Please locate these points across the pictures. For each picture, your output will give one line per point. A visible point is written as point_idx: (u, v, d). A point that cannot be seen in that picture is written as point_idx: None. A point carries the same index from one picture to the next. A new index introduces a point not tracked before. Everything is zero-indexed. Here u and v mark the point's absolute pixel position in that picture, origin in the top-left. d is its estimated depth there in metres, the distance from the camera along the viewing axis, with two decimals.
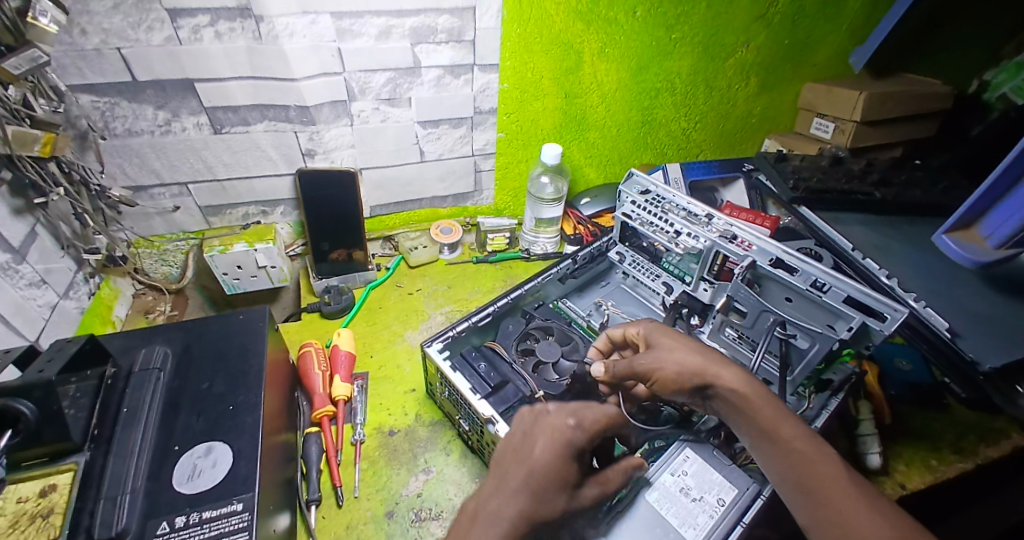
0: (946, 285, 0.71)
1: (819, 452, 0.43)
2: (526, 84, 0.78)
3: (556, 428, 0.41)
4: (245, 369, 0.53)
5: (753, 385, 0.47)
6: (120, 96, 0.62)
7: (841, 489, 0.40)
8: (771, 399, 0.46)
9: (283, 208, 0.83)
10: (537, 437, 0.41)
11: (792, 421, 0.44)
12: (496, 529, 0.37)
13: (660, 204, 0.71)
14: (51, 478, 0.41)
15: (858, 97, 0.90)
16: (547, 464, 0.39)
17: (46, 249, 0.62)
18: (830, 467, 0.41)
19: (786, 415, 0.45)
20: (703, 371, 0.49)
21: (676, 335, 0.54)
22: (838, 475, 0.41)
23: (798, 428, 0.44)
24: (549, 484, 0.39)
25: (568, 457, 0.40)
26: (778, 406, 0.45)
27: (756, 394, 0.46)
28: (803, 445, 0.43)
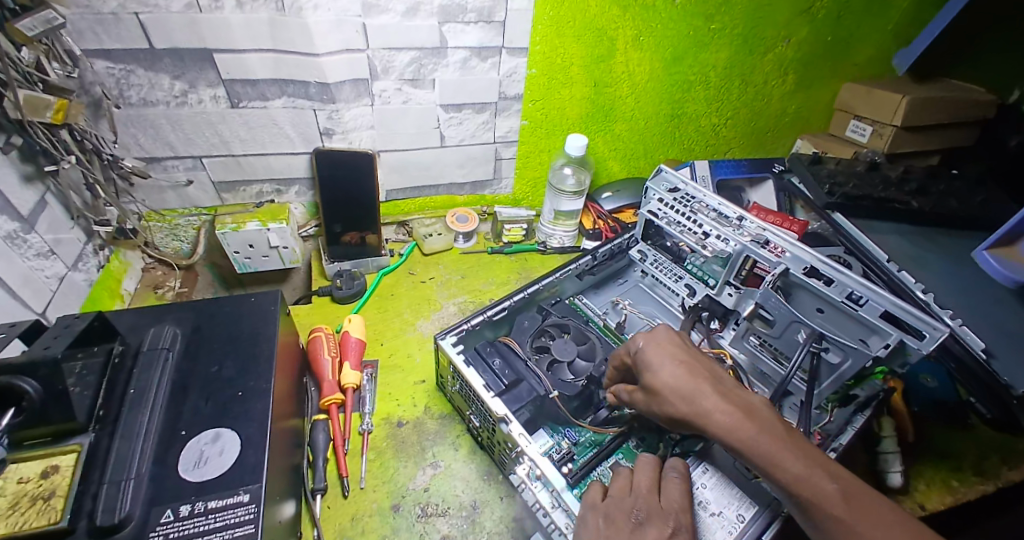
0: (983, 303, 0.67)
1: (822, 489, 0.40)
2: (554, 70, 0.75)
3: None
4: (255, 353, 0.52)
5: (741, 423, 0.44)
6: (136, 64, 0.60)
7: (848, 532, 0.38)
8: (764, 435, 0.43)
9: (298, 188, 0.81)
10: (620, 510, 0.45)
11: (788, 458, 0.41)
12: None
13: (689, 204, 0.69)
14: (55, 458, 0.40)
15: (899, 100, 0.85)
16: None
17: (56, 220, 0.61)
18: (835, 506, 0.39)
19: (780, 453, 0.42)
20: (689, 414, 0.46)
21: (665, 360, 0.50)
22: (842, 515, 0.39)
23: (796, 465, 0.41)
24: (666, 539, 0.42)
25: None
26: (772, 444, 0.42)
27: (745, 434, 0.43)
28: (801, 487, 0.40)
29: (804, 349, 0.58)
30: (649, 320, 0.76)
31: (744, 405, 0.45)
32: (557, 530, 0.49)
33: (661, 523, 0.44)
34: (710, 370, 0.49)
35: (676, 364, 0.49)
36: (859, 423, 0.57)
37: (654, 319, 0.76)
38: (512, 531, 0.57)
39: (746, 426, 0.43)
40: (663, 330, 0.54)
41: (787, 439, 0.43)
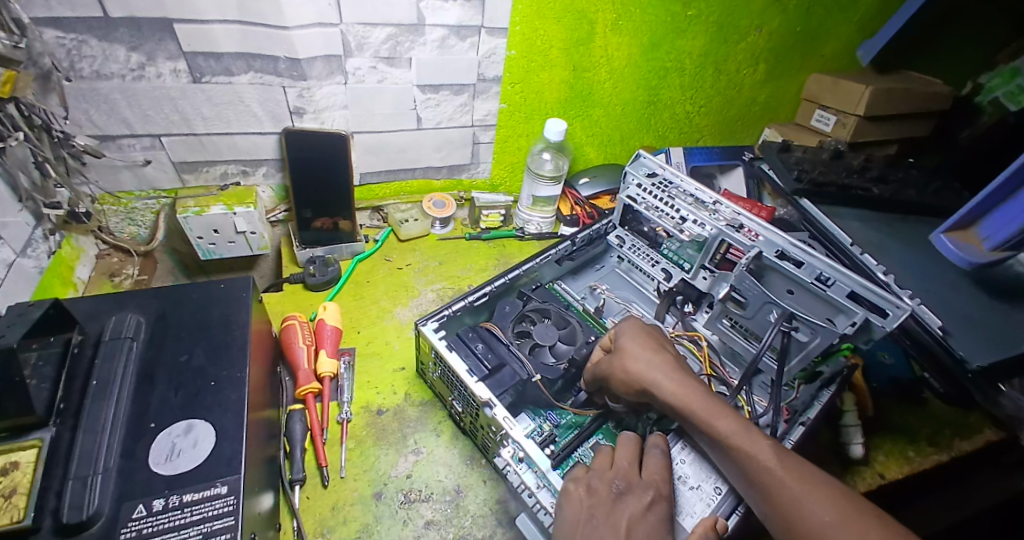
0: (935, 285, 0.72)
1: (756, 444, 0.45)
2: (534, 52, 0.74)
3: (643, 518, 0.43)
4: (228, 341, 0.49)
5: (690, 388, 0.49)
6: (89, 33, 0.55)
7: (778, 481, 0.42)
8: (709, 400, 0.48)
9: (265, 169, 0.77)
10: (596, 485, 0.46)
11: (727, 417, 0.47)
12: None
13: (667, 189, 0.70)
14: (13, 455, 0.37)
15: (863, 91, 0.90)
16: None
17: (3, 201, 0.55)
18: (767, 459, 0.44)
19: (721, 412, 0.47)
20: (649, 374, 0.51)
21: (632, 334, 0.56)
22: (773, 466, 0.43)
23: (735, 428, 0.46)
24: (635, 515, 0.43)
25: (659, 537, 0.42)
26: (713, 406, 0.48)
27: (694, 394, 0.49)
28: (739, 441, 0.45)
29: (776, 329, 0.61)
30: (625, 304, 0.77)
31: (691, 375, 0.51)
32: (542, 509, 0.50)
33: (641, 492, 0.45)
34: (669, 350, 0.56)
35: (637, 340, 0.55)
36: (824, 399, 0.61)
37: (630, 303, 0.77)
38: (496, 513, 0.57)
39: (695, 388, 0.49)
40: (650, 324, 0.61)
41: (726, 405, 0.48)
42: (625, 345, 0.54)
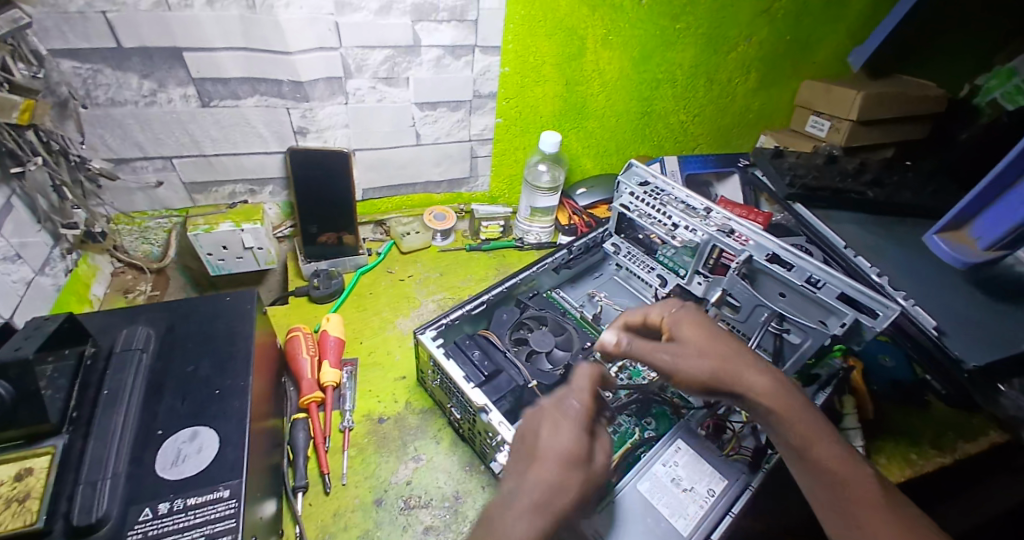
0: (932, 286, 0.72)
1: (856, 472, 0.41)
2: (528, 68, 0.77)
3: (559, 425, 0.40)
4: (232, 352, 0.52)
5: (791, 398, 0.44)
6: (103, 62, 0.59)
7: (873, 512, 0.39)
8: (807, 414, 0.44)
9: (272, 188, 0.80)
10: (530, 413, 0.44)
11: (825, 441, 0.43)
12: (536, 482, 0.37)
13: (658, 197, 0.71)
14: (28, 461, 0.39)
15: (854, 97, 0.91)
16: (557, 449, 0.39)
17: (21, 222, 0.59)
18: (864, 489, 0.41)
19: (820, 435, 0.43)
20: (732, 377, 0.45)
21: (705, 327, 0.49)
22: (869, 497, 0.40)
23: (832, 450, 0.42)
24: (552, 423, 0.41)
25: (568, 429, 0.40)
26: (811, 421, 0.43)
27: (794, 409, 0.44)
28: (837, 467, 0.42)
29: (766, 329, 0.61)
30: (624, 311, 0.77)
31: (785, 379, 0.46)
32: None
33: (562, 401, 0.42)
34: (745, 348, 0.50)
35: (714, 334, 0.48)
36: (821, 401, 0.61)
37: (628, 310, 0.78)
38: None
39: (794, 400, 0.44)
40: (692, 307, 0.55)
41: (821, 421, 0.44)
42: (694, 338, 0.48)
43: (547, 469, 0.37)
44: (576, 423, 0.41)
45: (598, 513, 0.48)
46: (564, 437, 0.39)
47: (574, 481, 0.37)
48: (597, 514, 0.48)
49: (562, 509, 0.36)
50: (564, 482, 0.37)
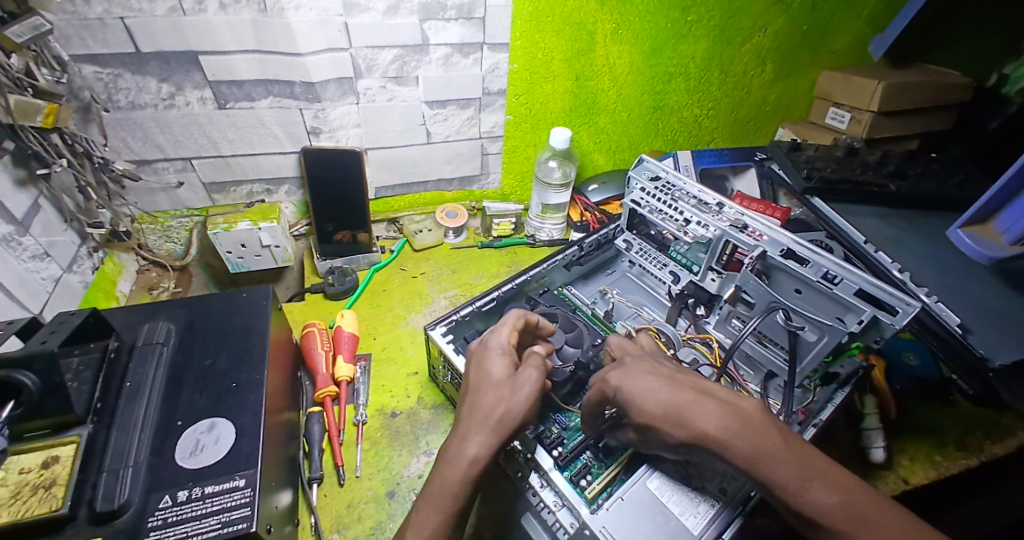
0: (955, 280, 0.70)
1: (829, 501, 0.38)
2: (536, 65, 0.76)
3: (493, 380, 0.47)
4: (248, 347, 0.53)
5: (747, 445, 0.40)
6: (123, 67, 0.61)
7: None
8: (766, 454, 0.39)
9: (287, 187, 0.82)
10: (473, 369, 0.50)
11: (786, 475, 0.39)
12: (475, 426, 0.44)
13: (670, 192, 0.70)
14: (55, 449, 0.41)
15: (876, 86, 0.88)
16: (484, 380, 0.48)
17: (49, 222, 0.62)
18: (838, 520, 0.38)
19: (780, 471, 0.39)
20: (701, 447, 0.42)
21: (648, 383, 0.45)
22: (844, 528, 0.37)
23: (794, 483, 0.39)
24: (486, 381, 0.47)
25: (491, 360, 0.49)
26: (770, 459, 0.39)
27: (747, 452, 0.40)
28: (803, 502, 0.39)
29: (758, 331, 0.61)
30: (637, 308, 0.77)
31: (732, 414, 0.41)
32: (546, 508, 0.50)
33: (496, 359, 0.49)
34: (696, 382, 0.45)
35: (658, 391, 0.44)
36: (840, 399, 0.59)
37: (641, 307, 0.77)
38: None
39: (753, 445, 0.40)
40: (633, 360, 0.50)
41: (784, 449, 0.40)
42: (653, 417, 0.43)
43: (478, 395, 0.47)
44: (497, 355, 0.49)
45: (606, 509, 0.48)
46: (488, 369, 0.48)
47: (500, 395, 0.46)
48: (605, 510, 0.48)
49: (502, 421, 0.44)
50: (497, 401, 0.45)
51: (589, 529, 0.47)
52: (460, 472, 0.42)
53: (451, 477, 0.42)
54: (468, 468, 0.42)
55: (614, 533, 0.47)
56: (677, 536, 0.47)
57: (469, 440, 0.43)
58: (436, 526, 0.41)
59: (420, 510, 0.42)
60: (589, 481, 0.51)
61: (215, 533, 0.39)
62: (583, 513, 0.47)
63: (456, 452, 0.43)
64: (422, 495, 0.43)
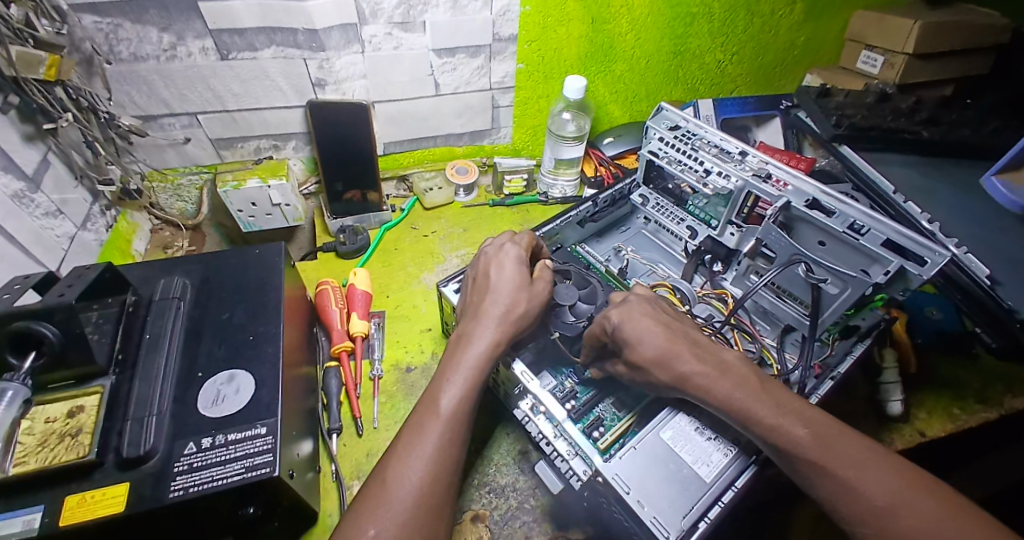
0: (988, 233, 0.67)
1: (798, 431, 0.42)
2: (551, 7, 0.72)
3: (515, 280, 0.52)
4: (264, 302, 0.53)
5: (726, 385, 0.45)
6: (123, 16, 0.59)
7: (823, 471, 0.39)
8: (743, 394, 0.44)
9: (295, 143, 0.80)
10: (485, 268, 0.54)
11: (760, 409, 0.43)
12: (495, 315, 0.49)
13: (691, 141, 0.67)
14: (79, 400, 0.43)
15: (912, 26, 0.81)
16: (505, 280, 0.52)
17: (60, 179, 0.62)
18: (806, 449, 0.41)
19: (755, 406, 0.44)
20: (687, 390, 0.47)
21: (647, 322, 0.50)
22: (814, 456, 0.40)
23: (770, 415, 0.43)
24: (507, 281, 0.52)
25: (511, 264, 0.53)
26: (749, 397, 0.44)
27: (725, 388, 0.45)
28: (776, 435, 0.42)
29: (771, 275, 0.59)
30: (652, 265, 0.75)
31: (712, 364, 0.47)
32: (559, 456, 0.49)
33: (515, 264, 0.53)
34: (687, 333, 0.51)
35: (656, 335, 0.49)
36: (858, 352, 0.58)
37: (656, 264, 0.76)
38: (519, 460, 0.60)
39: (733, 387, 0.45)
40: (635, 302, 0.53)
41: (762, 390, 0.45)
42: (646, 358, 0.48)
43: (502, 291, 0.51)
44: (517, 261, 0.54)
45: (619, 458, 0.47)
46: (507, 271, 0.53)
47: (523, 296, 0.51)
48: (618, 458, 0.47)
49: (520, 316, 0.50)
50: (517, 300, 0.51)
51: (602, 476, 0.46)
52: (482, 348, 0.47)
53: (476, 350, 0.47)
54: (489, 346, 0.47)
55: (627, 479, 0.46)
56: (689, 483, 0.46)
57: (490, 325, 0.48)
58: (467, 391, 0.44)
59: (448, 379, 0.45)
60: (601, 432, 0.52)
61: (239, 478, 0.40)
62: (596, 461, 0.47)
63: (474, 332, 0.48)
64: (444, 368, 0.46)
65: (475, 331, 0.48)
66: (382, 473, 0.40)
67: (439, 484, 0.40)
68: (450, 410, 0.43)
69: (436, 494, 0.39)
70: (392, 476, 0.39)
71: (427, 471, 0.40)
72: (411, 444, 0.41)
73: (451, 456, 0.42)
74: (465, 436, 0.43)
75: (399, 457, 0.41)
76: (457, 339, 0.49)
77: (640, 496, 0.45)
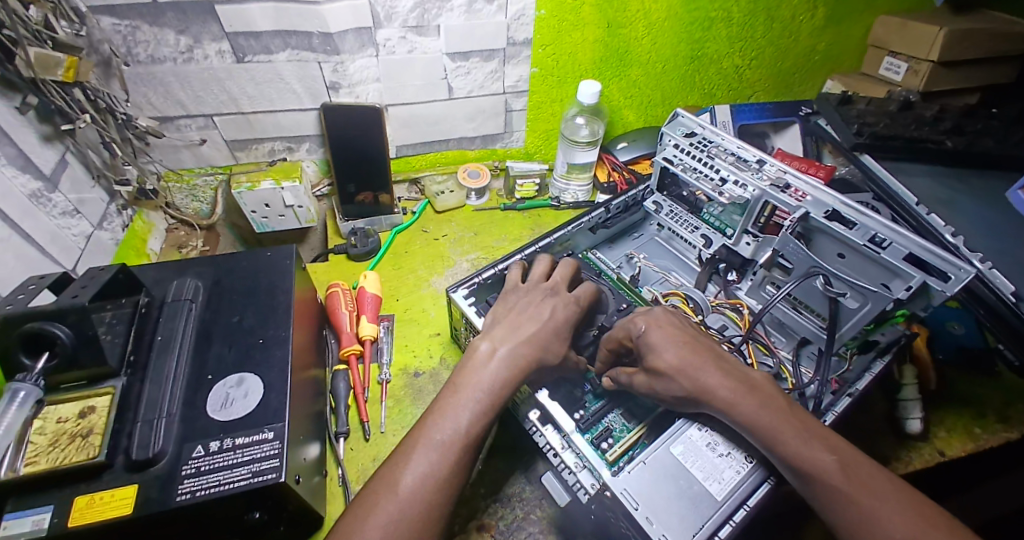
0: (1015, 247, 0.65)
1: (824, 458, 0.41)
2: (566, 11, 0.71)
3: (561, 322, 0.52)
4: (274, 305, 0.54)
5: (753, 405, 0.45)
6: (140, 19, 0.60)
7: (845, 499, 0.39)
8: (769, 415, 0.44)
9: (308, 145, 0.81)
10: (538, 303, 0.53)
11: (785, 431, 0.43)
12: (529, 343, 0.49)
13: (706, 148, 0.66)
14: (90, 400, 0.43)
15: (936, 33, 0.79)
16: (539, 309, 0.52)
17: (77, 179, 0.63)
18: (831, 475, 0.40)
19: (780, 427, 0.43)
20: (706, 402, 0.47)
21: (668, 335, 0.50)
22: (838, 483, 0.40)
23: (796, 438, 0.42)
24: (555, 326, 0.51)
25: (559, 307, 0.53)
26: (776, 417, 0.44)
27: (750, 405, 0.45)
28: (801, 458, 0.41)
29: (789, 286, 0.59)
30: (664, 273, 0.74)
31: (739, 381, 0.46)
32: (566, 469, 0.49)
33: (566, 305, 0.54)
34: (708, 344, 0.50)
35: (680, 346, 0.49)
36: (878, 369, 0.56)
37: (669, 272, 0.74)
38: (525, 470, 0.60)
39: (758, 406, 0.44)
40: (662, 312, 0.53)
41: (789, 412, 0.44)
42: (670, 366, 0.48)
43: (547, 326, 0.50)
44: (568, 308, 0.53)
45: (628, 472, 0.46)
46: (542, 300, 0.53)
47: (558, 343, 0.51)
48: (627, 472, 0.46)
49: (548, 355, 0.49)
50: (554, 345, 0.50)
51: (611, 491, 0.45)
52: (505, 371, 0.47)
53: (497, 373, 0.46)
54: (511, 371, 0.47)
55: (636, 495, 0.45)
56: (699, 501, 0.45)
57: (517, 350, 0.48)
58: (488, 416, 0.45)
59: (466, 399, 0.45)
60: (610, 444, 0.52)
61: (245, 483, 0.40)
62: (605, 474, 0.46)
63: (501, 352, 0.48)
64: (463, 385, 0.46)
65: (499, 348, 0.48)
66: (389, 477, 0.41)
67: (441, 508, 0.40)
68: (468, 435, 0.43)
69: (437, 517, 0.40)
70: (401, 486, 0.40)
71: (433, 495, 0.40)
72: (415, 459, 0.41)
73: (459, 480, 0.42)
74: (475, 460, 0.44)
75: (406, 469, 0.41)
76: (476, 352, 0.49)
77: (649, 513, 0.44)
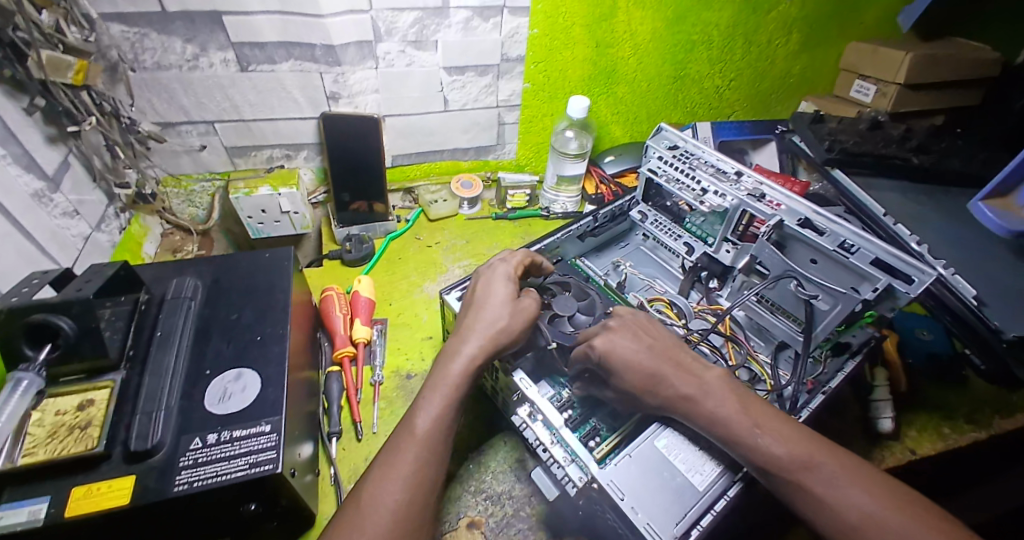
0: (975, 257, 0.69)
1: (776, 451, 0.44)
2: (557, 30, 0.75)
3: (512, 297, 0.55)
4: (272, 303, 0.55)
5: (731, 402, 0.47)
6: (149, 27, 0.62)
7: (799, 489, 0.42)
8: (751, 415, 0.46)
9: (306, 153, 0.83)
10: (485, 285, 0.56)
11: (743, 428, 0.45)
12: (476, 335, 0.51)
13: (688, 161, 0.69)
14: (90, 393, 0.44)
15: (903, 57, 0.85)
16: (494, 298, 0.54)
17: (79, 180, 0.64)
18: (786, 468, 0.43)
19: (737, 425, 0.46)
20: (681, 398, 0.49)
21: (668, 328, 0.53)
22: (793, 476, 0.42)
23: (751, 433, 0.45)
24: (504, 300, 0.54)
25: (498, 283, 0.56)
26: (734, 413, 0.46)
27: (711, 406, 0.47)
28: (757, 454, 0.44)
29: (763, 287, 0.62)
30: (649, 281, 0.77)
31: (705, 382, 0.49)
32: (555, 462, 0.50)
33: (507, 282, 0.56)
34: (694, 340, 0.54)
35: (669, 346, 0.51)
36: (850, 369, 0.59)
37: (654, 279, 0.78)
38: (514, 469, 0.61)
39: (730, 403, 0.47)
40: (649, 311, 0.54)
41: (747, 408, 0.47)
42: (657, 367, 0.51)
43: (492, 309, 0.53)
44: (505, 279, 0.56)
45: (614, 464, 0.48)
46: (489, 283, 0.56)
47: (508, 313, 0.53)
48: (613, 465, 0.48)
49: (500, 332, 0.51)
50: (502, 319, 0.52)
51: (597, 482, 0.47)
52: (462, 367, 0.49)
53: (454, 367, 0.49)
54: (466, 363, 0.49)
55: (622, 486, 0.47)
56: (682, 491, 0.47)
57: (470, 341, 0.50)
58: (445, 411, 0.47)
59: (427, 401, 0.47)
60: (597, 441, 0.54)
61: (243, 473, 0.41)
62: (592, 468, 0.48)
63: (455, 349, 0.50)
64: (428, 388, 0.49)
65: (459, 348, 0.50)
66: (377, 485, 0.42)
67: (417, 507, 0.42)
68: (421, 431, 0.45)
69: (414, 516, 0.42)
70: (367, 497, 0.41)
71: (402, 495, 0.42)
72: (399, 466, 0.43)
73: (431, 478, 0.44)
74: (442, 455, 0.45)
75: (389, 475, 0.42)
76: (442, 352, 0.52)
77: (634, 502, 0.46)
